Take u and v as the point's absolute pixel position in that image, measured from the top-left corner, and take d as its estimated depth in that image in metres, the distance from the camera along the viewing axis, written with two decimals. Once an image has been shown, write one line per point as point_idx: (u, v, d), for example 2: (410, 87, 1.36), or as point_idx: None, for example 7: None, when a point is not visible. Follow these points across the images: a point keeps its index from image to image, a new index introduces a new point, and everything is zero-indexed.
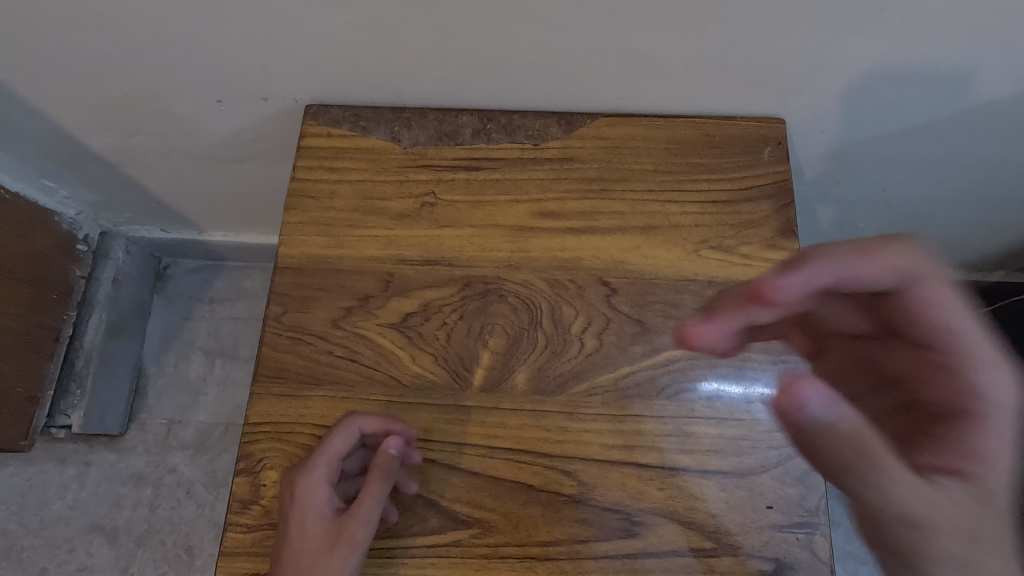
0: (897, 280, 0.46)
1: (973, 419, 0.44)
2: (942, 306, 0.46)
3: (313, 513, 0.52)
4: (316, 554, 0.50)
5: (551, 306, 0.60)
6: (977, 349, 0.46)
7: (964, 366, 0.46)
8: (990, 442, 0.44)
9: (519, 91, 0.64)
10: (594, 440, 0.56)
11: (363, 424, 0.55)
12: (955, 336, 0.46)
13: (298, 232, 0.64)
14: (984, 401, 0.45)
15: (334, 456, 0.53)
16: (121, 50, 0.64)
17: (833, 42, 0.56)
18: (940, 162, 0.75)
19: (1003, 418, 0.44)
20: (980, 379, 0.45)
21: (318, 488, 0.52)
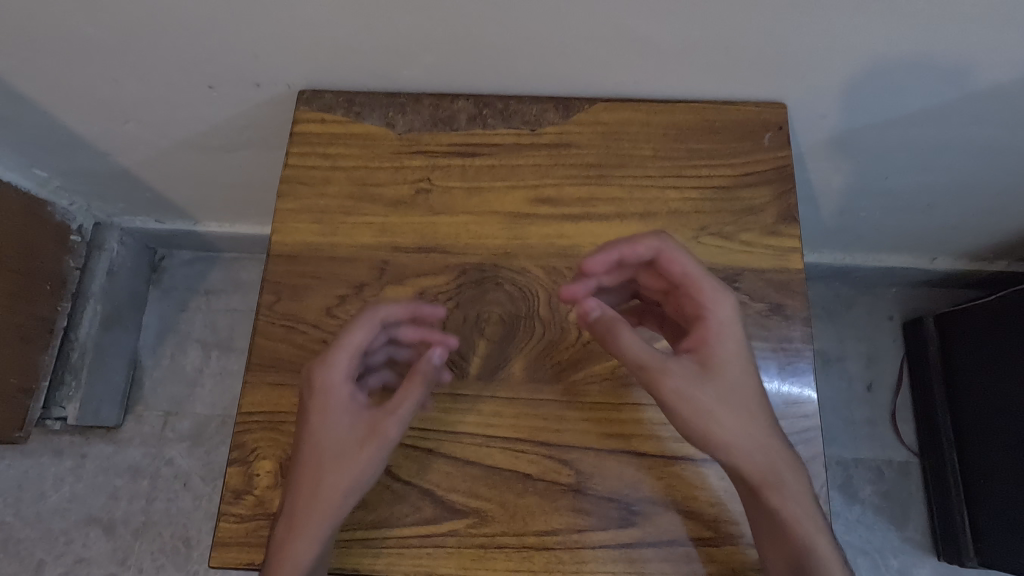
0: (651, 245, 0.54)
1: (713, 334, 0.51)
2: (677, 256, 0.53)
3: (338, 408, 0.51)
4: (346, 448, 0.50)
5: (547, 294, 0.60)
6: (703, 281, 0.52)
7: (698, 296, 0.52)
8: (731, 348, 0.51)
9: (516, 75, 0.63)
10: (591, 429, 0.55)
11: (385, 315, 0.53)
12: (689, 277, 0.53)
13: (291, 220, 0.63)
14: (717, 319, 0.51)
15: (356, 350, 0.52)
16: (108, 36, 0.62)
17: (837, 25, 0.55)
18: (943, 148, 0.74)
19: (734, 328, 0.51)
20: (707, 302, 0.52)
21: (342, 383, 0.51)
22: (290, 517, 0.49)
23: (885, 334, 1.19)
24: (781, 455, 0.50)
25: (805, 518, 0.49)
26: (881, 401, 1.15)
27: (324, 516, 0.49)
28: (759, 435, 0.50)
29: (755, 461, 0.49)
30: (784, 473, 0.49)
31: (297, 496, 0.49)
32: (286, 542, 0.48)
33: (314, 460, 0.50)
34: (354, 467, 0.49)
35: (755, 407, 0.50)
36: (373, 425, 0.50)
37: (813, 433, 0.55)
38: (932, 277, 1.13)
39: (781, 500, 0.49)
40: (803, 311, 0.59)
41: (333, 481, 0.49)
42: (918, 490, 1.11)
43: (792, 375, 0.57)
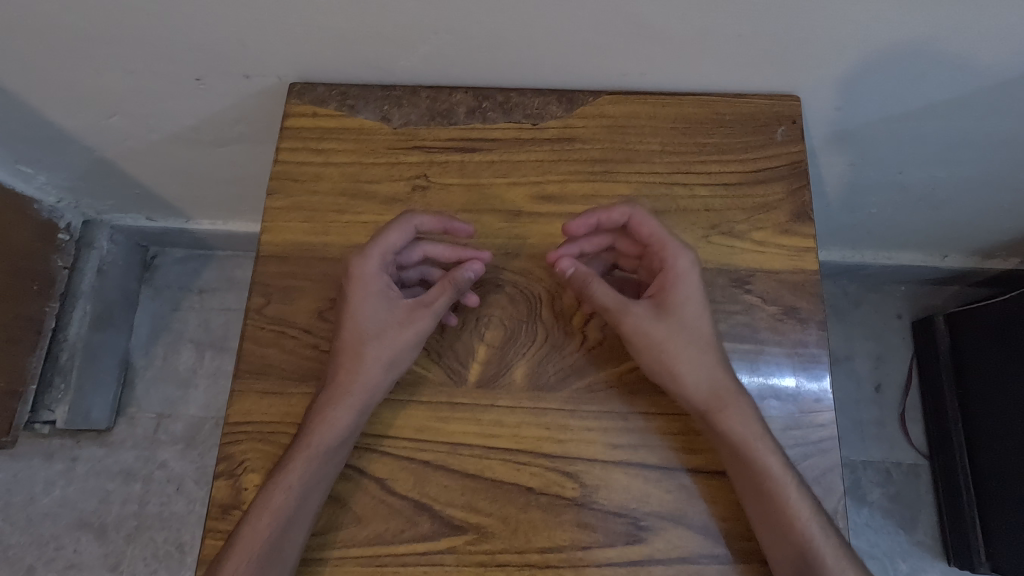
0: (621, 211, 0.55)
1: (673, 281, 0.53)
2: (645, 220, 0.55)
3: (374, 296, 0.53)
4: (384, 329, 0.52)
5: (550, 297, 0.57)
6: (667, 239, 0.54)
7: (662, 253, 0.54)
8: (691, 292, 0.53)
9: (517, 66, 0.60)
10: (597, 440, 0.52)
11: (419, 223, 0.56)
12: (656, 237, 0.54)
13: (282, 218, 0.60)
14: (677, 268, 0.53)
15: (391, 248, 0.54)
16: (86, 25, 0.59)
17: (860, 13, 0.51)
18: (961, 142, 0.71)
19: (694, 275, 0.53)
20: (668, 256, 0.53)
21: (379, 275, 0.54)
22: (331, 389, 0.52)
23: (895, 333, 1.16)
24: (730, 386, 0.51)
25: (756, 440, 0.50)
26: (890, 402, 1.13)
27: (363, 389, 0.51)
28: (711, 367, 0.52)
29: (706, 391, 0.51)
30: (732, 398, 0.51)
31: (337, 370, 0.52)
32: (326, 411, 0.51)
33: (353, 339, 0.52)
34: (393, 346, 0.52)
35: (709, 342, 0.52)
36: (409, 313, 0.53)
37: (830, 443, 0.53)
38: (943, 274, 1.10)
39: (731, 425, 0.50)
40: (819, 314, 0.56)
41: (372, 357, 0.52)
42: (928, 493, 1.08)
43: (807, 382, 0.54)
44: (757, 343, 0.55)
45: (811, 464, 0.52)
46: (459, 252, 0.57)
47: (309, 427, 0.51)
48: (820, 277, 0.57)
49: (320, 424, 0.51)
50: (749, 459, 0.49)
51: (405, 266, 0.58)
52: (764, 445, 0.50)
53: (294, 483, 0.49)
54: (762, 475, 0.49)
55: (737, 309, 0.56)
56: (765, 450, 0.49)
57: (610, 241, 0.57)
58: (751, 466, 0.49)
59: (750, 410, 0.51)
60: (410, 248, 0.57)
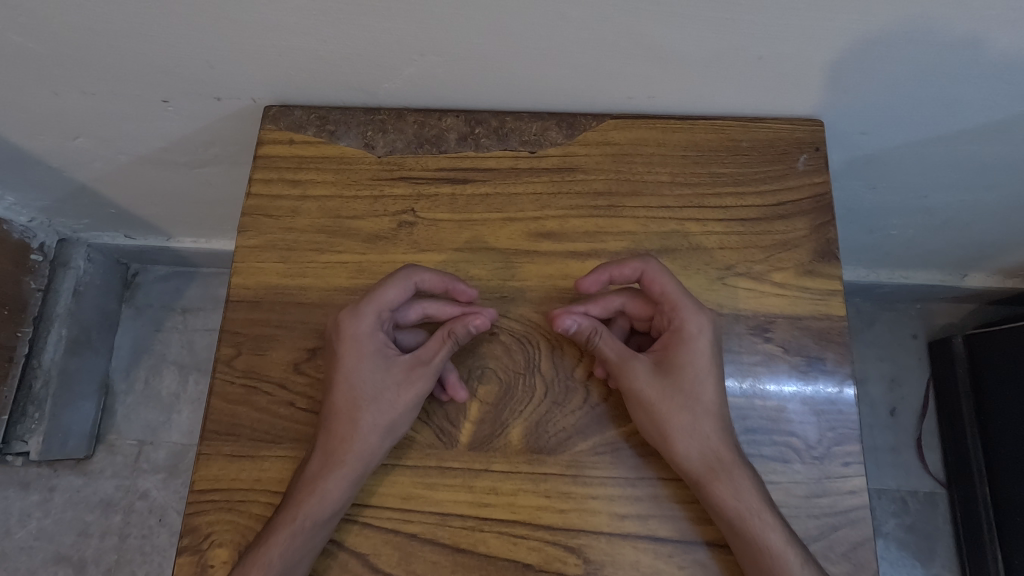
0: (635, 265, 0.50)
1: (678, 343, 0.48)
2: (659, 276, 0.49)
3: (370, 355, 0.48)
4: (381, 394, 0.47)
5: (549, 346, 0.52)
6: (680, 299, 0.48)
7: (672, 312, 0.49)
8: (698, 356, 0.48)
9: (513, 89, 0.54)
10: (601, 509, 0.48)
11: (419, 278, 0.50)
12: (668, 297, 0.49)
13: (255, 259, 0.55)
14: (686, 329, 0.48)
15: (388, 305, 0.49)
16: (35, 41, 0.53)
17: (907, 27, 0.46)
18: (995, 167, 0.66)
19: (705, 339, 0.48)
20: (677, 317, 0.48)
21: (375, 334, 0.49)
22: (322, 455, 0.47)
23: (910, 354, 1.10)
24: (729, 456, 0.47)
25: (755, 516, 0.45)
26: (906, 427, 1.07)
27: (356, 458, 0.47)
28: (710, 435, 0.47)
29: (700, 461, 0.47)
30: (730, 469, 0.46)
31: (329, 436, 0.47)
32: (317, 480, 0.46)
33: (346, 403, 0.48)
34: (390, 412, 0.47)
35: (710, 408, 0.47)
36: (406, 374, 0.48)
37: (861, 512, 0.48)
38: (962, 295, 1.05)
39: (727, 499, 0.46)
40: (846, 364, 0.52)
41: (367, 423, 0.47)
42: (946, 524, 1.03)
43: (835, 443, 0.50)
44: (779, 400, 0.51)
45: (839, 537, 0.48)
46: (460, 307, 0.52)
47: (298, 495, 0.46)
48: (847, 323, 0.53)
49: (310, 494, 0.46)
50: (748, 536, 0.45)
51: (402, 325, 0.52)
52: (764, 522, 0.45)
53: (274, 562, 0.44)
54: (759, 551, 0.45)
55: (757, 361, 0.52)
56: (766, 529, 0.45)
57: (622, 303, 0.51)
58: (749, 544, 0.45)
59: (750, 482, 0.46)
60: (408, 305, 0.51)
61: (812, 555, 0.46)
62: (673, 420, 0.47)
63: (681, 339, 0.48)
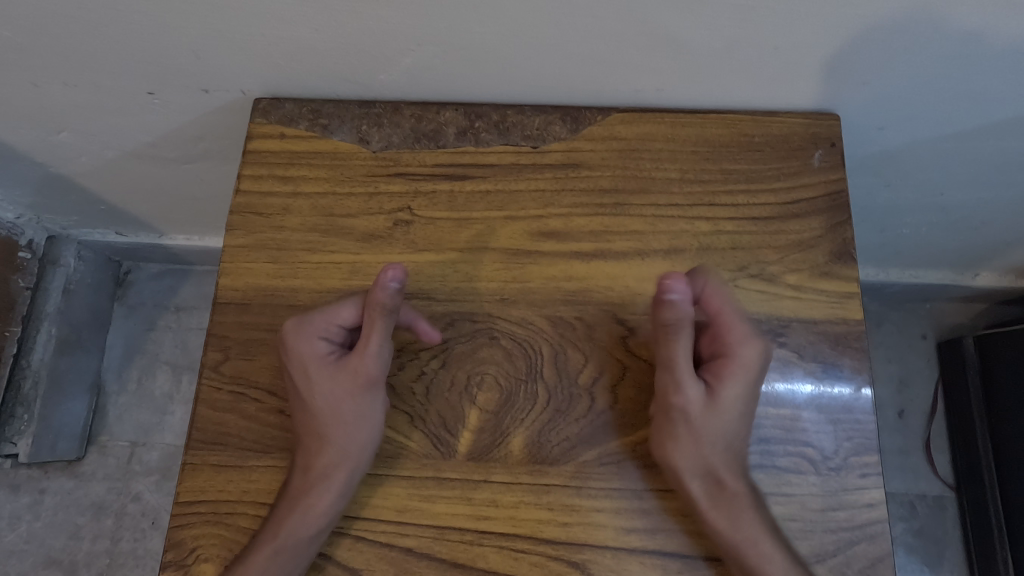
0: (698, 279, 0.47)
1: (729, 372, 0.45)
2: (721, 296, 0.47)
3: (317, 366, 0.46)
4: (344, 409, 0.45)
5: (553, 351, 0.50)
6: (736, 323, 0.46)
7: (727, 335, 0.46)
8: (746, 388, 0.45)
9: (515, 82, 0.52)
10: (607, 522, 0.46)
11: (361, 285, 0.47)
12: (723, 316, 0.46)
13: (243, 258, 0.53)
14: (737, 357, 0.45)
15: (339, 318, 0.47)
16: (12, 29, 0.50)
17: (934, 17, 0.43)
18: (1015, 166, 0.63)
19: (753, 371, 0.45)
20: (733, 343, 0.45)
21: (320, 346, 0.46)
22: (303, 471, 0.45)
23: (919, 355, 1.08)
24: (735, 486, 0.45)
25: (755, 546, 0.44)
26: (915, 430, 1.05)
27: (342, 470, 0.45)
28: (724, 464, 0.45)
29: (706, 486, 0.45)
30: (734, 501, 0.45)
31: (307, 452, 0.45)
32: (300, 497, 0.44)
33: (313, 418, 0.46)
34: (358, 429, 0.45)
35: (733, 440, 0.45)
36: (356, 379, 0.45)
37: (879, 527, 0.46)
38: (973, 296, 1.03)
39: (725, 528, 0.44)
40: (863, 371, 0.50)
41: (340, 438, 0.45)
42: (955, 529, 1.01)
43: (853, 453, 0.48)
44: (793, 408, 0.49)
45: (857, 553, 0.46)
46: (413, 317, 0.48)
47: (281, 512, 0.44)
48: (864, 328, 0.51)
49: (292, 509, 0.44)
50: (744, 567, 0.44)
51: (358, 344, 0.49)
52: (762, 554, 0.44)
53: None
54: None
55: (770, 368, 0.50)
56: (765, 561, 0.43)
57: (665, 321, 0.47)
58: (746, 575, 0.43)
59: (752, 512, 0.45)
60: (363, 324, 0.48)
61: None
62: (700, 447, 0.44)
63: (732, 367, 0.45)
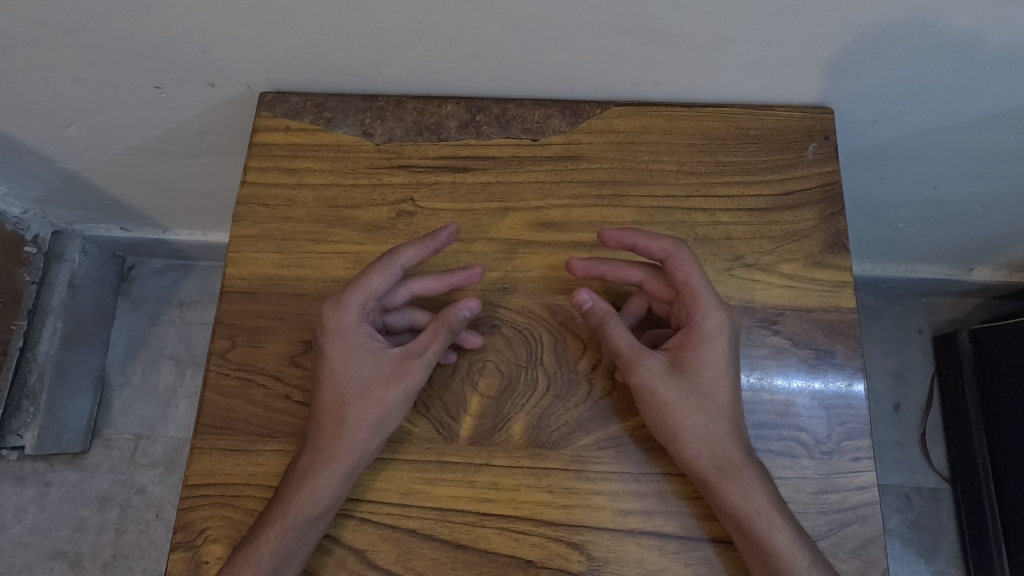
0: (665, 246, 0.48)
1: (697, 341, 0.46)
2: (686, 264, 0.47)
3: (356, 349, 0.47)
4: (368, 388, 0.46)
5: (552, 338, 0.51)
6: (702, 292, 0.47)
7: (692, 307, 0.47)
8: (716, 356, 0.46)
9: (515, 76, 0.53)
10: (605, 505, 0.47)
11: (405, 261, 0.48)
12: (690, 288, 0.47)
13: (249, 248, 0.54)
14: (705, 326, 0.46)
15: (373, 292, 0.47)
16: (24, 25, 0.51)
17: (920, 12, 0.44)
18: (1007, 160, 0.64)
19: (722, 339, 0.47)
20: (697, 313, 0.46)
21: (360, 327, 0.47)
22: (313, 451, 0.46)
23: (915, 349, 1.09)
24: (739, 458, 0.46)
25: (763, 517, 0.44)
26: (910, 422, 1.06)
27: (348, 454, 0.46)
28: (721, 436, 0.46)
29: (709, 461, 0.45)
30: (740, 471, 0.45)
31: (318, 432, 0.46)
32: (309, 477, 0.45)
33: (333, 399, 0.46)
34: (377, 407, 0.46)
35: (724, 410, 0.46)
36: (398, 366, 0.46)
37: (871, 510, 0.48)
38: (968, 290, 1.04)
39: (735, 500, 0.45)
40: (856, 358, 0.51)
41: (355, 419, 0.46)
42: (950, 520, 1.02)
43: (844, 438, 0.50)
44: (787, 394, 0.50)
45: (849, 534, 0.47)
46: (447, 280, 0.50)
47: (288, 492, 0.45)
48: (856, 316, 0.52)
49: (300, 490, 0.45)
50: (755, 538, 0.44)
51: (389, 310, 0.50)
52: (772, 523, 0.44)
53: (267, 559, 0.43)
54: (769, 553, 0.44)
55: (764, 355, 0.51)
56: (774, 531, 0.44)
57: (640, 279, 0.50)
58: (757, 546, 0.44)
59: (759, 482, 0.45)
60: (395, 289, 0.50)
61: (820, 554, 0.46)
62: (686, 420, 0.46)
63: (696, 336, 0.47)
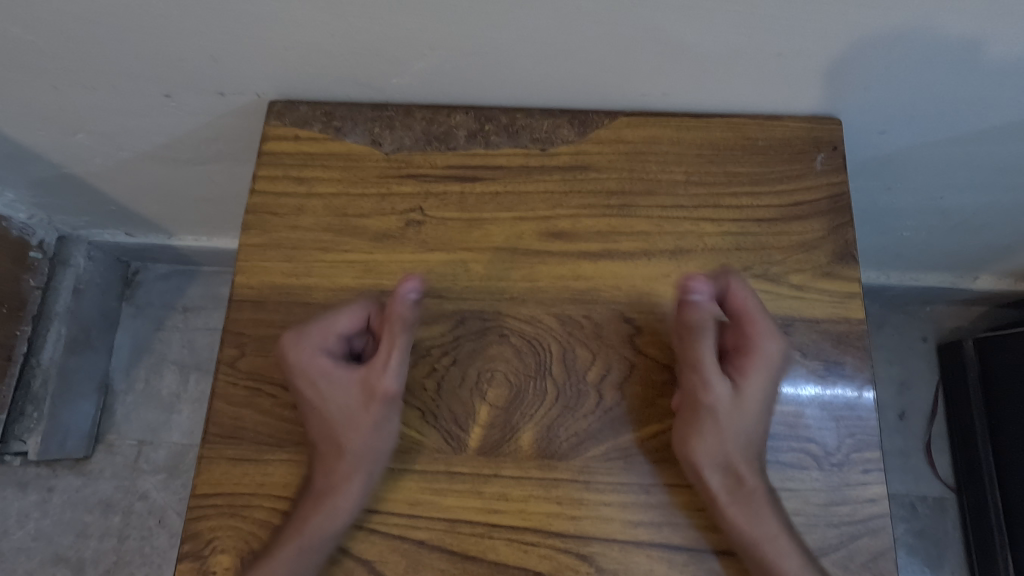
0: (721, 279, 0.48)
1: (756, 365, 0.47)
2: (743, 292, 0.48)
3: (321, 377, 0.48)
4: (352, 414, 0.47)
5: (562, 349, 0.51)
6: (761, 319, 0.48)
7: (751, 331, 0.47)
8: (761, 383, 0.47)
9: (523, 87, 0.53)
10: (615, 516, 0.47)
11: (370, 306, 0.50)
12: (748, 313, 0.48)
13: (258, 257, 0.54)
14: (763, 351, 0.47)
15: (336, 329, 0.49)
16: (34, 33, 0.51)
17: (925, 23, 0.44)
18: (1014, 170, 0.64)
19: (776, 366, 0.47)
20: (757, 337, 0.47)
21: (321, 360, 0.48)
22: (323, 472, 0.47)
23: (920, 358, 1.09)
24: (756, 482, 0.46)
25: (771, 542, 0.45)
26: (916, 431, 1.06)
27: (354, 473, 0.46)
28: (746, 457, 0.46)
29: (728, 480, 0.46)
30: (755, 496, 0.46)
31: (323, 455, 0.47)
32: (320, 496, 0.46)
33: (328, 427, 0.47)
34: (367, 430, 0.47)
35: (756, 437, 0.47)
36: (369, 384, 0.47)
37: (880, 522, 0.48)
38: (973, 299, 1.04)
39: (742, 523, 0.45)
40: (864, 369, 0.51)
41: (354, 443, 0.47)
42: (955, 530, 1.02)
43: (854, 450, 0.49)
44: (797, 405, 0.50)
45: (859, 547, 0.47)
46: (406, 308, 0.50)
47: (305, 513, 0.46)
48: (865, 327, 0.52)
49: (314, 510, 0.46)
50: (757, 560, 0.45)
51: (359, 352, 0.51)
52: (778, 548, 0.45)
53: None
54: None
55: None
56: (781, 556, 0.44)
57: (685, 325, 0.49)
58: (763, 568, 0.45)
59: (770, 508, 0.46)
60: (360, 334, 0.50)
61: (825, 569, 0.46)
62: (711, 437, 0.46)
63: (748, 359, 0.47)
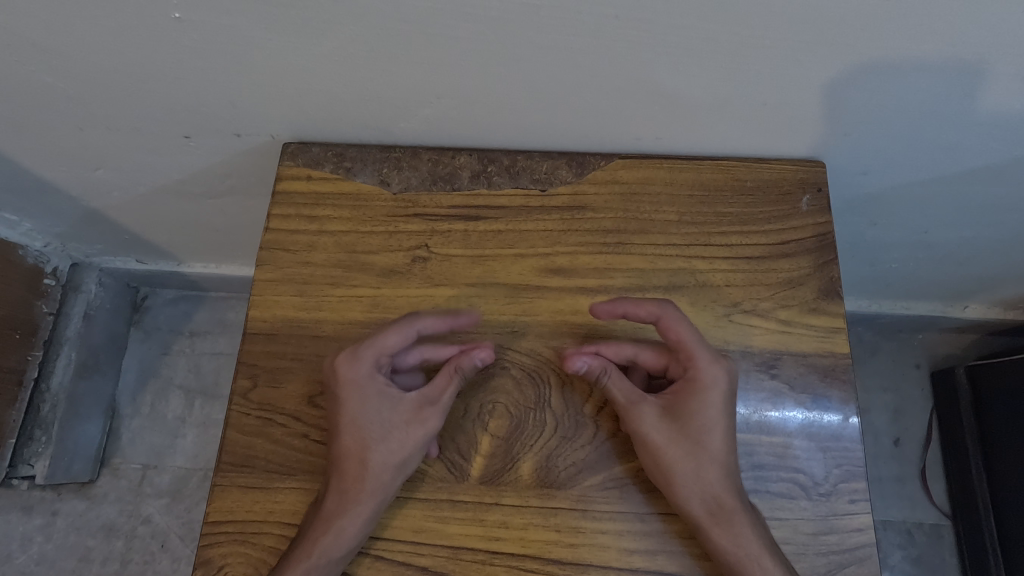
0: (652, 309, 0.50)
1: (692, 393, 0.48)
2: (675, 323, 0.50)
3: (372, 395, 0.49)
4: (388, 433, 0.48)
5: (560, 380, 0.53)
6: (696, 348, 0.49)
7: (687, 362, 0.49)
8: (709, 408, 0.48)
9: (525, 132, 0.56)
10: (611, 544, 0.49)
11: (422, 325, 0.51)
12: (683, 344, 0.49)
13: (271, 292, 0.56)
14: (699, 377, 0.48)
15: (389, 349, 0.50)
16: (64, 81, 0.54)
17: (899, 79, 0.48)
18: (994, 208, 0.67)
19: (718, 391, 0.48)
20: (691, 367, 0.49)
21: (376, 378, 0.49)
22: (336, 494, 0.48)
23: (912, 384, 1.11)
24: (731, 503, 0.47)
25: (756, 561, 0.46)
26: (910, 458, 1.07)
27: (372, 496, 0.48)
28: (714, 482, 0.48)
29: (702, 506, 0.47)
30: (733, 517, 0.47)
31: (342, 476, 0.48)
32: (332, 518, 0.47)
33: (355, 444, 0.48)
34: (399, 450, 0.48)
35: (718, 457, 0.48)
36: (416, 412, 0.49)
37: (866, 551, 0.49)
38: (964, 327, 1.06)
39: (726, 545, 0.47)
40: (850, 401, 0.53)
41: (378, 463, 0.48)
42: (952, 557, 1.02)
43: (842, 480, 0.51)
44: (785, 436, 0.52)
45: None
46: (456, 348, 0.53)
47: (314, 533, 0.47)
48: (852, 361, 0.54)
49: (325, 532, 0.47)
50: None
51: (400, 369, 0.52)
52: (763, 569, 0.46)
53: None
54: None
55: (763, 398, 0.53)
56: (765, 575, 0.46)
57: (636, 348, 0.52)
58: None
59: (751, 528, 0.47)
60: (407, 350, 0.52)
61: None
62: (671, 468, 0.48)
63: (689, 387, 0.49)
